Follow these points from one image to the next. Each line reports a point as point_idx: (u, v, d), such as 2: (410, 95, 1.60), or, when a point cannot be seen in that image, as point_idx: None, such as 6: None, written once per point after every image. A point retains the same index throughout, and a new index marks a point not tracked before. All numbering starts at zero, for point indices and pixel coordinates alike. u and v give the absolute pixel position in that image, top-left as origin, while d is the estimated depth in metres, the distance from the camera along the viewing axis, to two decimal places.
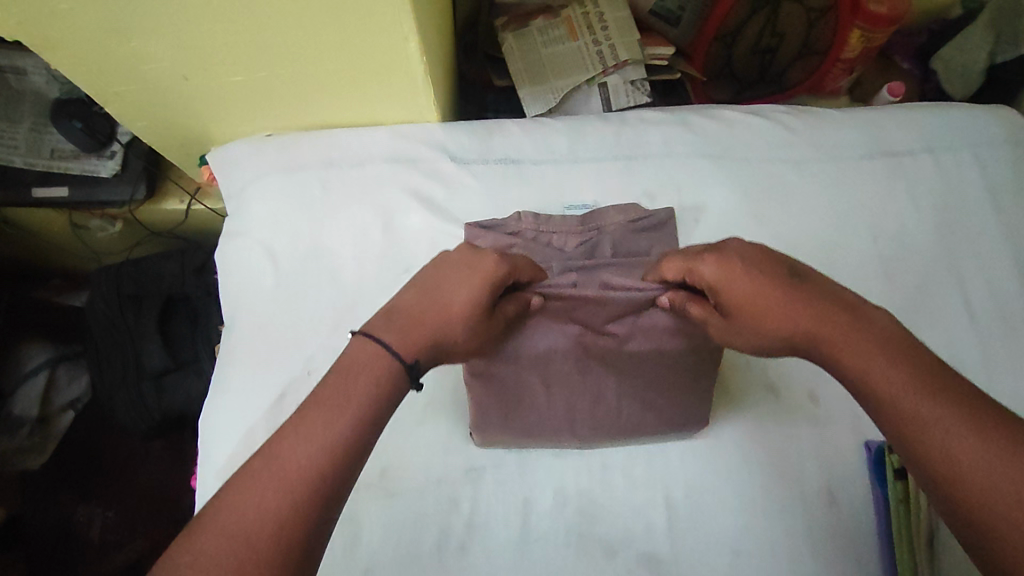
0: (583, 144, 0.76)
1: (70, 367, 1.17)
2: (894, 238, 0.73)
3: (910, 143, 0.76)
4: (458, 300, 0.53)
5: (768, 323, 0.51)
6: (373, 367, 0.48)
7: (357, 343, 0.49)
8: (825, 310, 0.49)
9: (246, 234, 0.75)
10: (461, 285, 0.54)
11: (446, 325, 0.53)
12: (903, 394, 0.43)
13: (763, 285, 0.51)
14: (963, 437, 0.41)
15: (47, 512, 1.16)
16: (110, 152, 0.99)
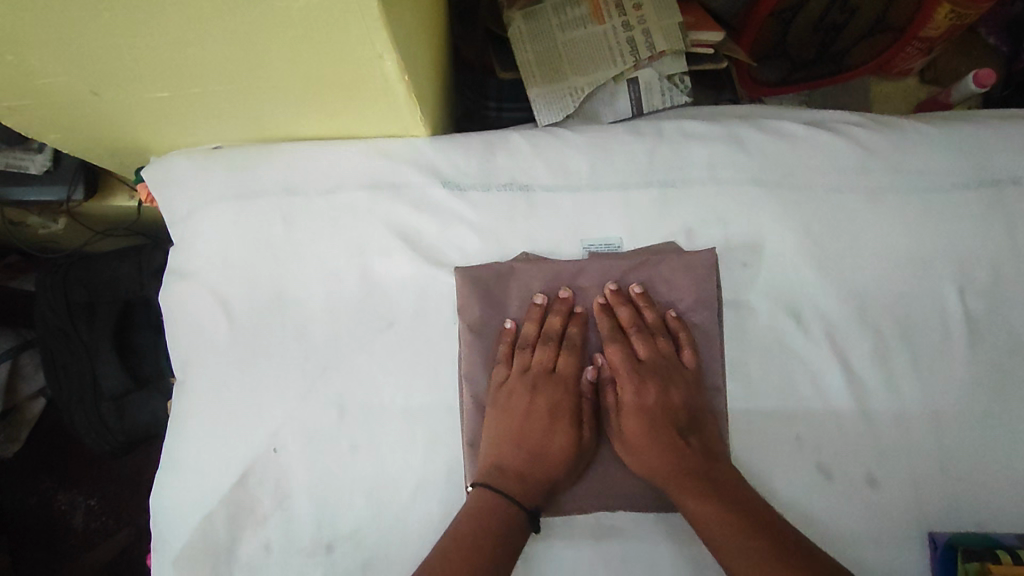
0: (608, 166, 0.61)
1: (36, 357, 1.05)
2: (986, 288, 0.59)
3: (1016, 168, 0.61)
4: (556, 448, 0.56)
5: (637, 438, 0.56)
6: (496, 510, 0.53)
7: (481, 496, 0.53)
8: (676, 451, 0.55)
9: (193, 275, 0.61)
10: (542, 414, 0.57)
11: (549, 457, 0.56)
12: (701, 495, 0.52)
13: (641, 391, 0.57)
14: (732, 536, 0.49)
15: (29, 495, 1.13)
16: (38, 144, 0.81)
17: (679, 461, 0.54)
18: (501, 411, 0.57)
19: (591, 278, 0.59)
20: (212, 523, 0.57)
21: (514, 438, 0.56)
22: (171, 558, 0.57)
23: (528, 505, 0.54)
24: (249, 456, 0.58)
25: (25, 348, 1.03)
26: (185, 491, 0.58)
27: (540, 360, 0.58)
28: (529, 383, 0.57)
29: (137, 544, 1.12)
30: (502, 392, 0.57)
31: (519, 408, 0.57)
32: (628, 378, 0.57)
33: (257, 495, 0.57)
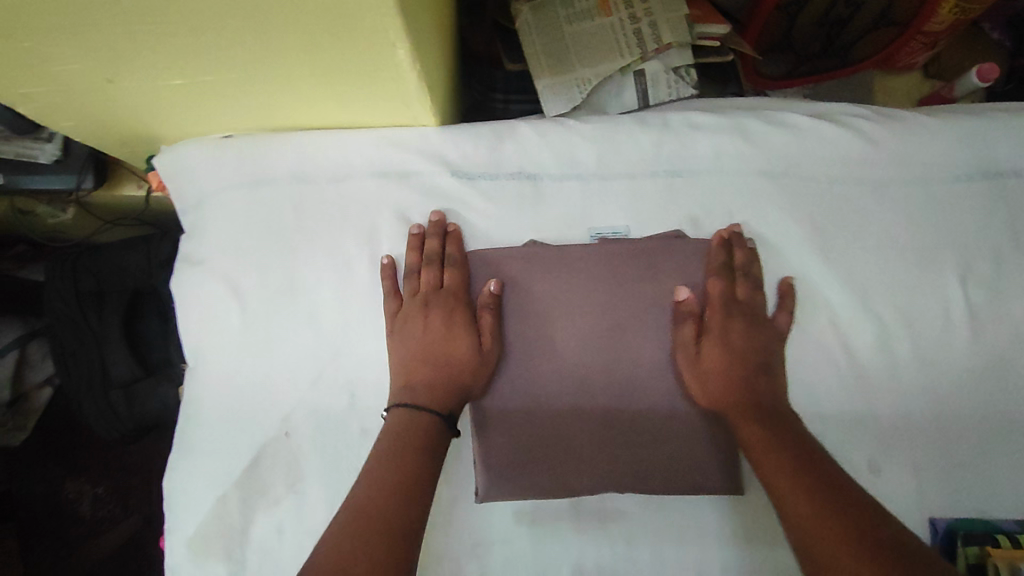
0: (615, 156, 0.62)
1: (42, 346, 1.06)
2: (987, 277, 0.60)
3: (1017, 160, 0.62)
4: (458, 353, 0.57)
5: (714, 385, 0.55)
6: (416, 423, 0.54)
7: (398, 415, 0.54)
8: (746, 393, 0.55)
9: (205, 262, 0.62)
10: (438, 328, 0.57)
11: (454, 360, 0.56)
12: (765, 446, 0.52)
13: (723, 343, 0.56)
14: (790, 478, 0.49)
15: (36, 484, 1.14)
16: (48, 133, 0.82)
17: (757, 406, 0.54)
18: (408, 334, 0.58)
19: (583, 256, 0.59)
20: (224, 505, 0.58)
21: (418, 356, 0.57)
22: (184, 540, 0.58)
23: (441, 410, 0.55)
24: (260, 439, 0.59)
25: (33, 337, 1.04)
26: (198, 472, 0.59)
27: (426, 281, 0.59)
28: (421, 301, 0.58)
29: (143, 532, 1.14)
30: (398, 319, 0.58)
31: (443, 326, 0.58)
32: (718, 311, 0.57)
33: (269, 478, 0.58)
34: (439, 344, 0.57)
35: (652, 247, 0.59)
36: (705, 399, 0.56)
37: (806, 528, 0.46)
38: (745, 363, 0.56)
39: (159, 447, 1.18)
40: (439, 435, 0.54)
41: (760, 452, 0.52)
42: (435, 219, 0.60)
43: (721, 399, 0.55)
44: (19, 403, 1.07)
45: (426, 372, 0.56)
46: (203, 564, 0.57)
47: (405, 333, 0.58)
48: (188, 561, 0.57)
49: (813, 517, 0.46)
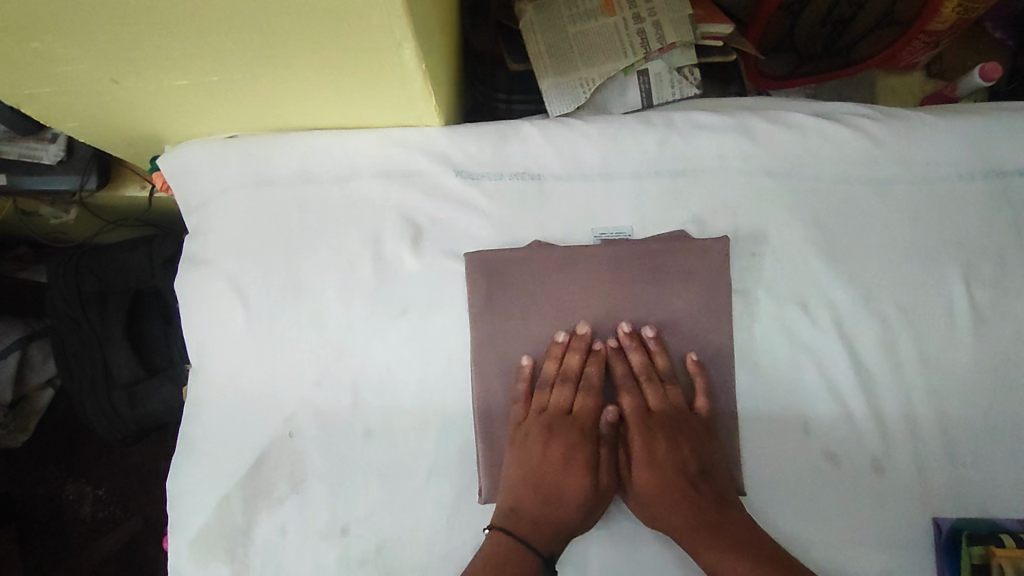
0: (618, 156, 0.62)
1: (44, 348, 1.06)
2: (992, 278, 0.60)
3: (1021, 160, 0.62)
4: (565, 488, 0.56)
5: (643, 471, 0.56)
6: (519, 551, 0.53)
7: (498, 538, 0.53)
8: (658, 467, 0.56)
9: (208, 262, 0.62)
10: (554, 459, 0.56)
11: (563, 502, 0.55)
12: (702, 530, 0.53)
13: (651, 439, 0.57)
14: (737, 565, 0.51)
15: (38, 485, 1.14)
16: (51, 134, 0.82)
17: (667, 479, 0.56)
18: (519, 454, 0.57)
19: (595, 268, 0.59)
20: (228, 507, 0.58)
21: (526, 482, 0.56)
22: (187, 541, 0.58)
23: (543, 552, 0.54)
24: (264, 440, 0.59)
25: (34, 338, 1.04)
26: (202, 474, 0.59)
27: (559, 401, 0.58)
28: (546, 426, 0.57)
29: (144, 534, 1.14)
30: (517, 442, 0.57)
31: (532, 436, 0.57)
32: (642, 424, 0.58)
33: (273, 479, 0.58)
34: (542, 463, 0.56)
35: (659, 246, 0.59)
36: (642, 508, 0.56)
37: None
38: (678, 463, 0.56)
39: (161, 448, 1.18)
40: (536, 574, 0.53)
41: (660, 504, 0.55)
42: (582, 331, 0.59)
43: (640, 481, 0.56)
44: (21, 404, 1.07)
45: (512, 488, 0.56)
46: (206, 564, 0.57)
47: (520, 445, 0.57)
48: (191, 563, 0.57)
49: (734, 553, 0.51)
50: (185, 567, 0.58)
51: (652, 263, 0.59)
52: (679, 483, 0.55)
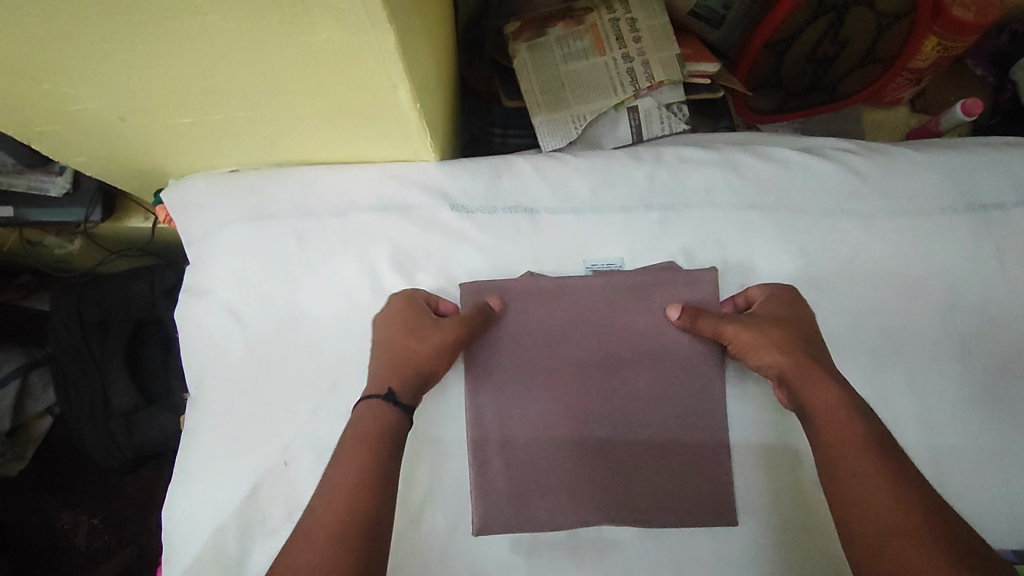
0: (609, 190, 0.64)
1: (44, 375, 1.07)
2: (977, 310, 0.62)
3: (1002, 193, 0.63)
4: (408, 352, 0.55)
5: (770, 339, 0.54)
6: (375, 416, 0.52)
7: (369, 408, 0.52)
8: (849, 401, 0.50)
9: (209, 293, 0.63)
10: (391, 334, 0.56)
11: (416, 351, 0.55)
12: (834, 419, 0.49)
13: (782, 322, 0.55)
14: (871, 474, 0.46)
15: (32, 513, 1.14)
16: (58, 168, 0.86)
17: (844, 415, 0.49)
18: (382, 337, 0.57)
19: (556, 306, 0.60)
20: (222, 534, 0.58)
21: (380, 352, 0.56)
22: (180, 572, 0.58)
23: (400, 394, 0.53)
24: (260, 468, 0.59)
25: (34, 366, 1.05)
26: (197, 500, 0.59)
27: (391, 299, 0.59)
28: (388, 310, 0.58)
29: (139, 564, 1.14)
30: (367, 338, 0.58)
31: (556, 355, 0.60)
32: (771, 309, 0.56)
33: (268, 507, 0.59)
34: (401, 328, 0.57)
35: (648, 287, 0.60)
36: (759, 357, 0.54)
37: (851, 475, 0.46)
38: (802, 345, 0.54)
39: (160, 474, 1.19)
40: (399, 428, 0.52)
41: (832, 435, 0.49)
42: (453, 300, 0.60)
43: (818, 412, 0.50)
44: (18, 432, 1.08)
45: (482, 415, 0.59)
46: None
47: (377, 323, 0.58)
48: None
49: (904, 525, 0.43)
50: None
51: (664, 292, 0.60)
52: (858, 423, 0.48)
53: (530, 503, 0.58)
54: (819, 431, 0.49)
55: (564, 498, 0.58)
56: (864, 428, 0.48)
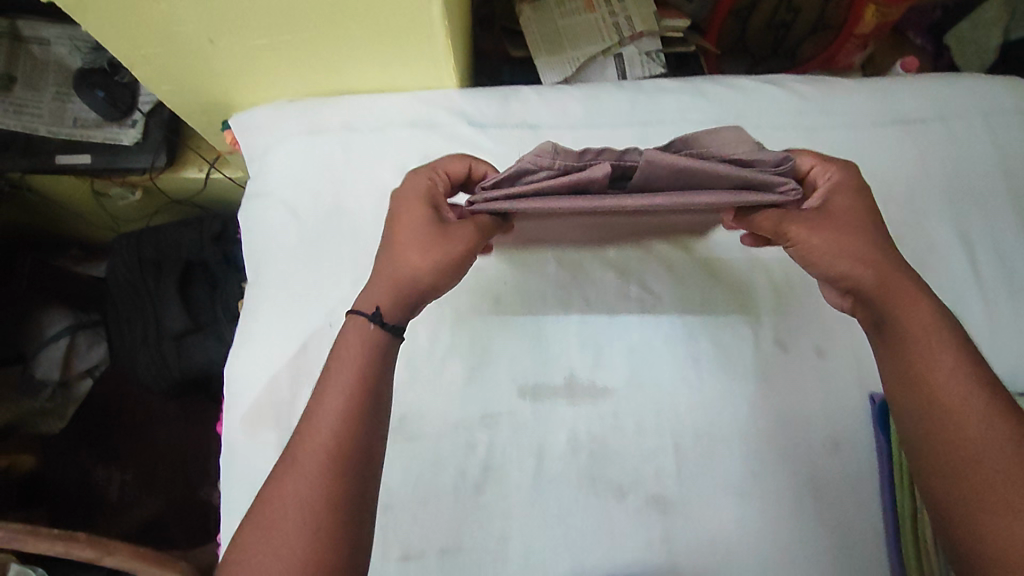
0: (598, 110, 0.78)
1: (88, 336, 1.25)
2: (905, 204, 0.75)
3: (923, 111, 0.78)
4: (399, 261, 0.57)
5: (832, 246, 0.55)
6: (365, 340, 0.54)
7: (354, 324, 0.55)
8: (946, 319, 0.53)
9: (268, 194, 0.77)
10: (403, 241, 0.58)
11: (412, 275, 0.57)
12: (932, 340, 0.52)
13: (849, 233, 0.55)
14: (974, 401, 0.49)
15: (69, 467, 1.22)
16: (131, 121, 1.01)
17: (939, 329, 0.52)
18: (393, 240, 0.58)
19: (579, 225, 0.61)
20: (277, 381, 0.71)
21: (383, 266, 0.58)
22: (240, 416, 0.71)
23: (390, 320, 0.55)
24: (309, 328, 0.72)
25: (81, 327, 1.23)
26: (258, 356, 0.72)
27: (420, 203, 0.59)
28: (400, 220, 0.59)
29: (171, 512, 1.23)
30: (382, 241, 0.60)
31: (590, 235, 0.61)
32: (841, 220, 0.56)
33: (315, 360, 0.71)
34: (399, 246, 0.57)
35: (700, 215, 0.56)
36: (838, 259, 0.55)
37: (956, 403, 0.50)
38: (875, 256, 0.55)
39: (193, 425, 1.28)
40: (385, 352, 0.54)
41: (924, 343, 0.52)
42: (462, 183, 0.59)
43: (911, 326, 0.53)
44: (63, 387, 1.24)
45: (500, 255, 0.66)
46: (257, 433, 0.70)
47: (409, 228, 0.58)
48: (244, 433, 0.70)
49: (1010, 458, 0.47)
50: (244, 432, 0.70)
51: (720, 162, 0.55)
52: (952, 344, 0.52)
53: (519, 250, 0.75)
54: (911, 344, 0.53)
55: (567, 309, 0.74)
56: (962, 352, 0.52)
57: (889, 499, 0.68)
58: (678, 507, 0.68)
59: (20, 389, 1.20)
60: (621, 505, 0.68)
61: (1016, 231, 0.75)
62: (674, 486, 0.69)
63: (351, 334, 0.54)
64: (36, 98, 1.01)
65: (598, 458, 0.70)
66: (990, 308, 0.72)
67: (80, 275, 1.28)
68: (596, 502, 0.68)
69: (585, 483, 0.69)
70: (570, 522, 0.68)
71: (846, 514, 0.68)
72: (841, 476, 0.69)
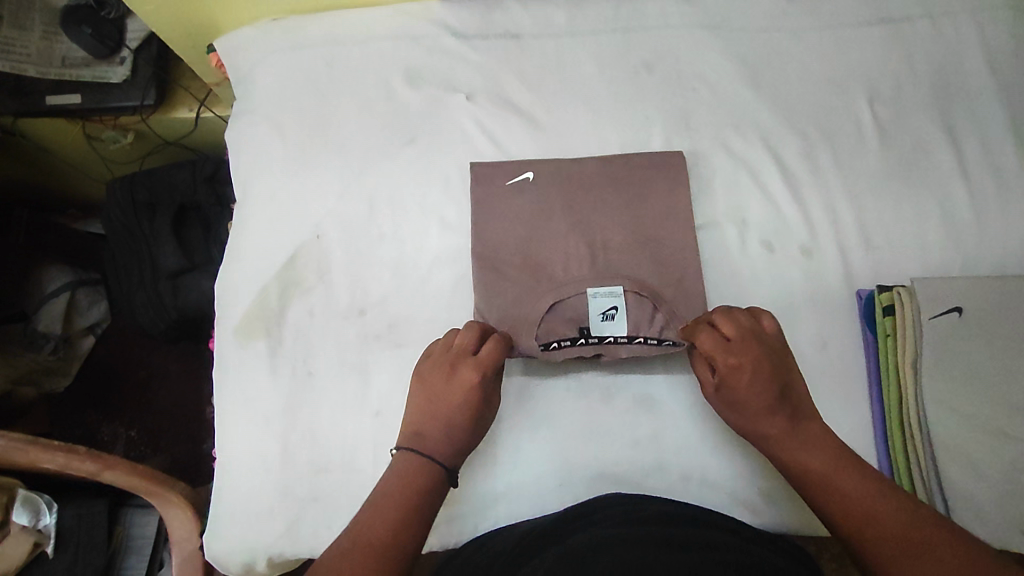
0: (582, 18, 0.78)
1: (89, 292, 1.22)
2: (890, 103, 0.75)
3: (909, 9, 0.77)
4: (450, 406, 0.61)
5: (743, 422, 0.60)
6: (420, 470, 0.58)
7: (407, 457, 0.59)
8: (829, 449, 0.57)
9: (254, 111, 0.77)
10: (457, 393, 0.61)
11: (466, 433, 0.61)
12: (825, 471, 0.55)
13: (752, 389, 0.59)
14: (881, 519, 0.50)
15: (76, 426, 1.25)
16: (120, 58, 1.01)
17: (836, 457, 0.56)
18: (432, 404, 0.61)
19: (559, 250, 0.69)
20: (266, 294, 0.71)
21: (432, 417, 0.61)
22: (231, 329, 0.71)
23: (446, 463, 0.59)
24: (298, 241, 0.73)
25: (82, 283, 1.20)
26: (247, 271, 0.73)
27: (440, 371, 0.62)
28: (428, 410, 0.61)
29: (172, 468, 1.23)
30: (422, 408, 0.62)
31: (564, 273, 0.69)
32: (737, 350, 0.60)
33: (304, 272, 0.72)
34: (445, 438, 0.60)
35: (654, 234, 0.70)
36: (747, 426, 0.60)
37: (867, 524, 0.51)
38: (772, 415, 0.58)
39: (193, 382, 1.29)
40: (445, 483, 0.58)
41: (821, 477, 0.55)
42: (468, 335, 0.63)
43: (802, 463, 0.57)
44: (66, 343, 1.21)
45: (489, 282, 0.69)
46: (248, 344, 0.70)
47: (434, 423, 0.61)
48: (235, 343, 0.71)
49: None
50: (236, 349, 0.70)
51: (646, 208, 0.71)
52: (851, 477, 0.54)
53: (508, 182, 0.72)
54: (810, 481, 0.56)
55: (557, 270, 0.69)
56: (860, 478, 0.54)
57: (877, 393, 0.67)
58: (667, 407, 0.68)
59: (20, 341, 1.12)
60: (609, 407, 0.68)
61: (1004, 125, 0.74)
62: (662, 386, 0.69)
63: (409, 461, 0.58)
64: (23, 38, 1.01)
65: (585, 361, 0.70)
66: (977, 202, 0.72)
67: (77, 231, 1.28)
68: (585, 403, 0.68)
69: (573, 386, 0.69)
70: (557, 424, 0.68)
71: (839, 409, 0.66)
72: (837, 372, 0.67)
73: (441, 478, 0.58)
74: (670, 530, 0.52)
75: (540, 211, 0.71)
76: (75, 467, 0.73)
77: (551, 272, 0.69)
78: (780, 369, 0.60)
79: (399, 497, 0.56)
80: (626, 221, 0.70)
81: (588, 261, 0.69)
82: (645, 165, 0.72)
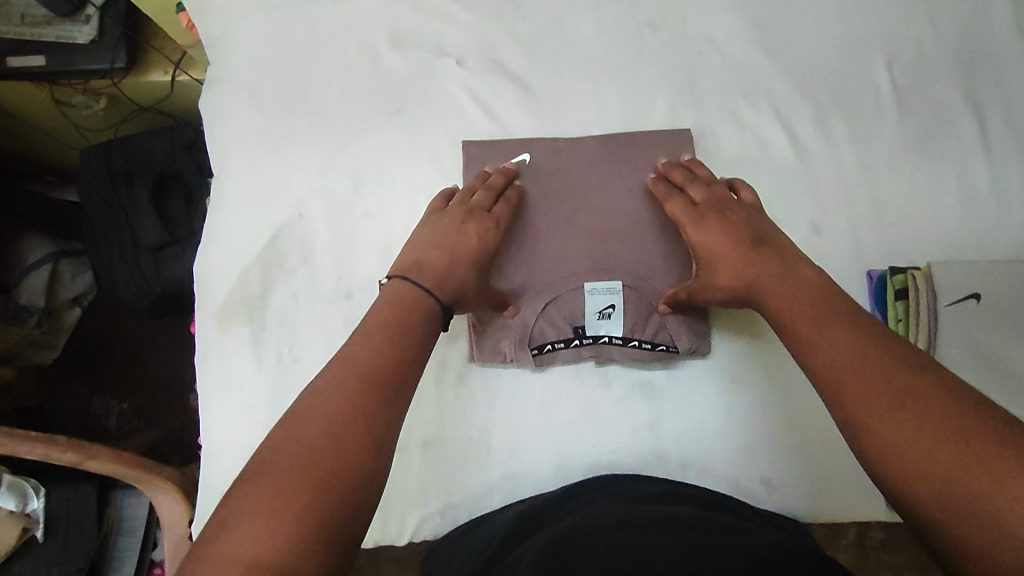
0: None
1: (72, 263, 1.18)
2: (910, 65, 0.70)
3: None
4: (463, 240, 0.58)
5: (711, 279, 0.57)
6: (405, 299, 0.52)
7: (397, 285, 0.53)
8: (813, 293, 0.50)
9: (229, 78, 0.72)
10: (472, 230, 0.59)
11: (470, 266, 0.57)
12: (807, 314, 0.49)
13: (716, 241, 0.57)
14: (875, 361, 0.43)
15: (65, 399, 1.23)
16: (85, 16, 0.95)
17: (818, 301, 0.49)
18: (439, 232, 0.58)
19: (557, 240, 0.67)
20: (247, 276, 0.67)
21: (441, 243, 0.57)
22: (212, 312, 0.68)
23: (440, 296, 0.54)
24: (279, 219, 0.68)
25: (63, 254, 1.15)
26: (227, 251, 0.69)
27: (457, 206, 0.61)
28: (445, 236, 0.58)
29: (162, 442, 1.21)
30: (431, 230, 0.59)
31: (560, 262, 0.67)
32: (702, 212, 0.59)
33: (286, 252, 0.68)
34: (451, 267, 0.56)
35: (654, 222, 0.67)
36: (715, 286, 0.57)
37: (848, 363, 0.44)
38: (739, 266, 0.55)
39: (181, 355, 1.27)
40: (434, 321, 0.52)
41: (792, 319, 0.49)
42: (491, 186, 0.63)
43: (778, 304, 0.51)
44: (51, 315, 1.18)
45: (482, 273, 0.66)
46: (230, 328, 0.67)
47: (433, 251, 0.57)
48: (215, 328, 0.67)
49: (921, 433, 0.38)
50: (218, 337, 0.67)
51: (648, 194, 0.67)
52: (839, 322, 0.47)
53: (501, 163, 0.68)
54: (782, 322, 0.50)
55: (554, 259, 0.67)
56: (842, 321, 0.47)
57: None
58: (667, 393, 0.66)
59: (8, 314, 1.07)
60: (606, 393, 0.66)
61: None
62: (662, 371, 0.66)
63: (394, 293, 0.53)
64: None
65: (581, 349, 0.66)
66: (998, 174, 0.68)
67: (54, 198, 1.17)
68: (581, 389, 0.66)
69: (569, 371, 0.66)
70: (552, 411, 0.65)
71: None
72: None
73: (431, 316, 0.52)
74: (668, 512, 0.49)
75: (534, 194, 0.68)
76: (55, 457, 0.70)
77: (546, 267, 0.67)
78: (759, 225, 0.57)
79: (369, 342, 0.47)
80: (626, 206, 0.67)
81: (585, 251, 0.67)
82: (647, 143, 0.68)
